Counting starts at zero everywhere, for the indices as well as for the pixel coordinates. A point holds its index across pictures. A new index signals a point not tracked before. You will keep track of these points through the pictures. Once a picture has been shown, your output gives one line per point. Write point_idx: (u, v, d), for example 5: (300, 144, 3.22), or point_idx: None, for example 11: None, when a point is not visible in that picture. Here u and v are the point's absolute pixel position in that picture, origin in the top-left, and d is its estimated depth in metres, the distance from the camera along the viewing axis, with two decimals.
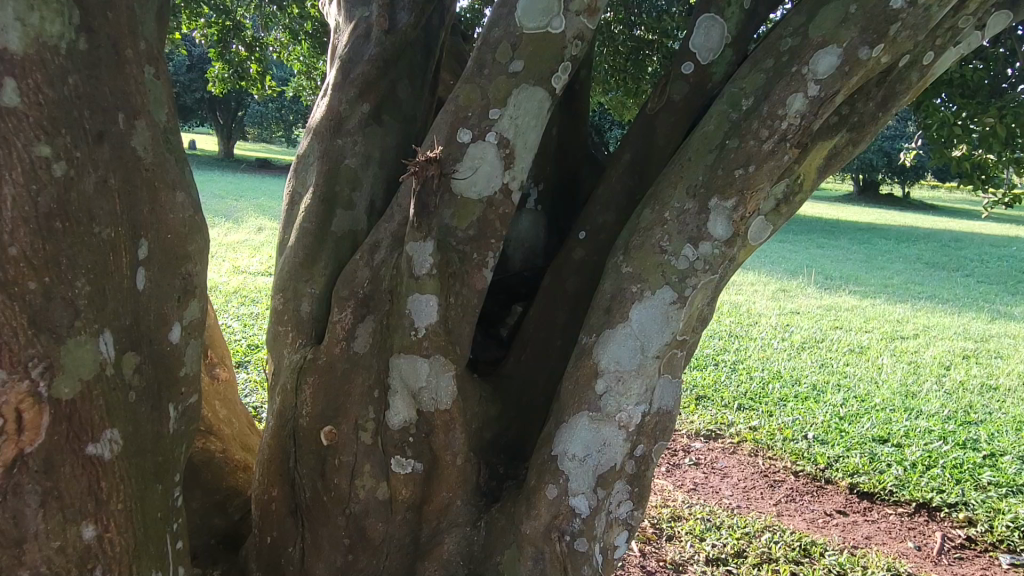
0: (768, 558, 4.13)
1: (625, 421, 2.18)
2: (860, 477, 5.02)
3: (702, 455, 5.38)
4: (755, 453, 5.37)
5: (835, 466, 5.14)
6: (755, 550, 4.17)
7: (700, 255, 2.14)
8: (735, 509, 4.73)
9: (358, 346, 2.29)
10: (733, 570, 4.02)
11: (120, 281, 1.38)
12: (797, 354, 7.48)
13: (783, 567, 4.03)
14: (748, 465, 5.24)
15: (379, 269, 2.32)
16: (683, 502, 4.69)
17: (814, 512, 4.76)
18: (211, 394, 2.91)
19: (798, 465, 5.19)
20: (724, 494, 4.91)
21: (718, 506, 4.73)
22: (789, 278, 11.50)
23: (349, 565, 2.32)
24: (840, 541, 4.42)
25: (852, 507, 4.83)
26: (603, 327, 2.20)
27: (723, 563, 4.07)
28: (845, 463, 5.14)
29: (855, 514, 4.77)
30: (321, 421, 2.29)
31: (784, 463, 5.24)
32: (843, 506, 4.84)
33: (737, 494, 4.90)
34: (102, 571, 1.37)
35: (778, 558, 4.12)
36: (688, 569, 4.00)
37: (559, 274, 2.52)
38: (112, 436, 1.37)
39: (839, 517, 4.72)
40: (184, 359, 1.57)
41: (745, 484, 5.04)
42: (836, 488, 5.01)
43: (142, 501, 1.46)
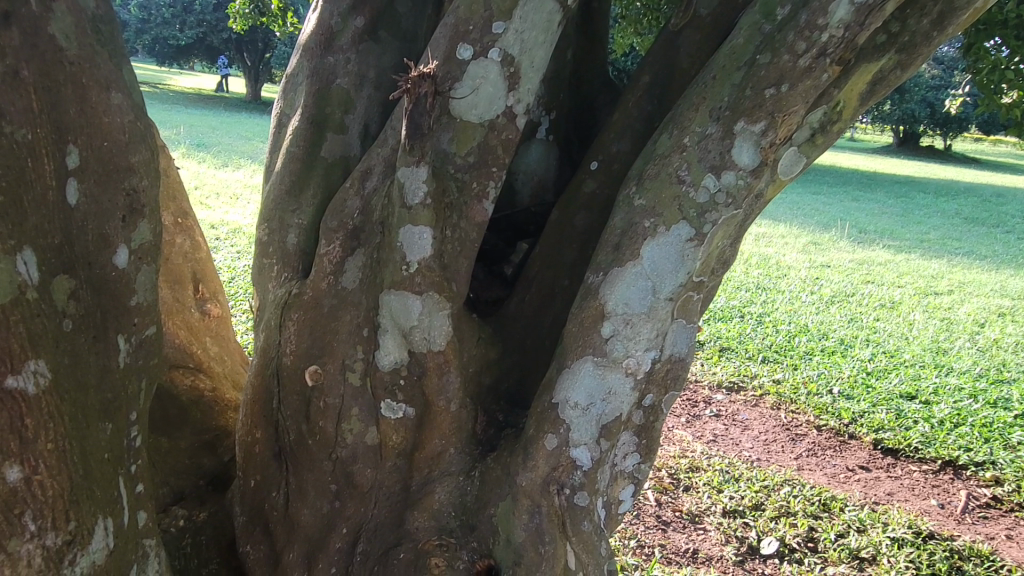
0: (786, 511, 3.98)
1: (632, 367, 2.00)
2: (885, 433, 4.81)
3: (723, 407, 5.20)
4: (777, 407, 5.17)
5: (859, 421, 4.93)
6: (773, 503, 4.01)
7: (722, 187, 1.91)
8: (754, 462, 4.58)
9: (347, 281, 2.12)
10: (750, 523, 3.88)
11: (44, 191, 1.21)
12: (825, 308, 7.19)
13: (801, 521, 3.87)
14: (770, 418, 5.06)
15: (371, 198, 2.14)
16: (701, 454, 4.54)
17: (835, 467, 4.58)
18: (202, 331, 2.79)
19: (821, 419, 4.99)
20: (744, 447, 4.74)
21: (737, 458, 4.57)
22: (822, 230, 11.12)
23: (336, 512, 2.18)
24: (861, 497, 4.27)
25: (875, 463, 4.64)
26: (610, 265, 2.00)
27: (739, 515, 3.94)
28: (869, 419, 4.94)
29: (878, 469, 4.59)
30: (306, 361, 2.14)
31: (807, 417, 5.04)
32: (866, 462, 4.65)
33: (757, 447, 4.74)
34: (33, 517, 1.23)
35: (796, 512, 3.96)
36: (704, 521, 3.89)
37: (568, 208, 2.31)
38: (38, 368, 1.21)
39: (860, 472, 4.54)
40: (134, 287, 1.41)
41: (767, 436, 4.87)
42: (859, 443, 4.82)
43: (84, 440, 1.32)
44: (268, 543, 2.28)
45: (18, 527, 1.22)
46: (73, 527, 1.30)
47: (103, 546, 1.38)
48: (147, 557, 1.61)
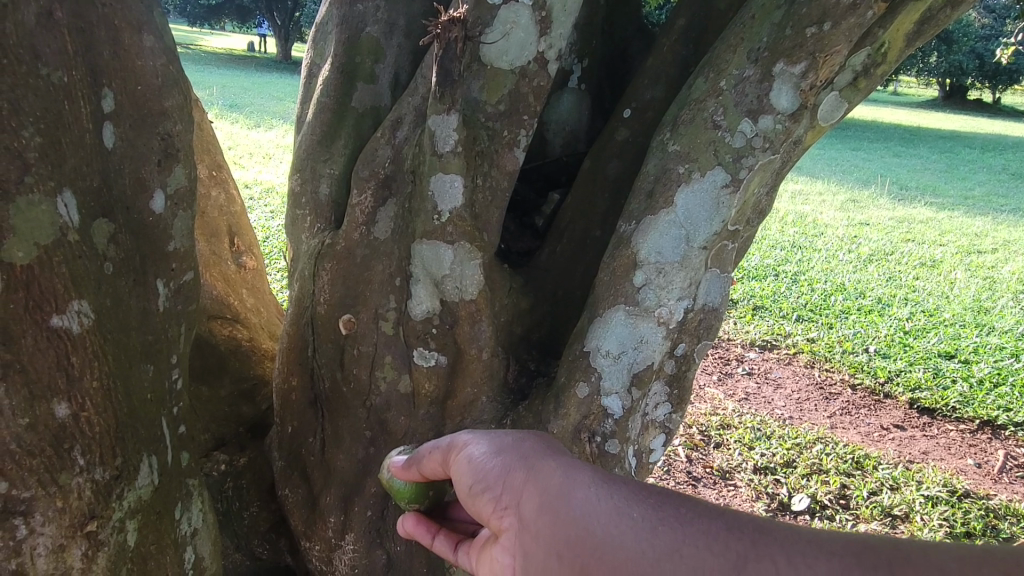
0: (818, 468, 3.97)
1: (664, 317, 1.99)
2: (922, 392, 4.75)
3: (756, 365, 5.15)
4: (811, 365, 5.12)
5: (895, 380, 4.86)
6: (806, 460, 4.01)
7: (759, 131, 1.86)
8: (787, 420, 4.56)
9: (379, 231, 2.13)
10: (782, 479, 3.88)
11: (82, 134, 1.23)
12: (863, 267, 7.04)
13: (833, 478, 3.86)
14: (803, 377, 5.01)
15: (402, 147, 2.13)
16: (733, 411, 4.53)
17: (869, 425, 4.53)
18: (237, 283, 2.83)
19: (856, 378, 4.93)
20: (776, 405, 4.72)
21: (769, 416, 4.55)
22: (861, 188, 10.83)
23: (371, 458, 2.18)
24: (895, 455, 4.24)
25: (911, 422, 4.59)
26: (643, 213, 1.97)
27: (771, 472, 3.94)
28: (906, 378, 4.87)
29: (913, 429, 4.53)
30: (340, 310, 2.16)
31: (842, 376, 4.98)
32: (901, 421, 4.59)
33: (790, 405, 4.71)
34: (82, 452, 1.28)
35: (829, 469, 3.95)
36: (735, 477, 3.90)
37: (600, 156, 2.29)
38: (82, 309, 1.24)
39: (895, 431, 4.49)
40: (171, 232, 1.43)
41: (799, 395, 4.83)
42: (894, 403, 4.75)
43: (127, 381, 1.35)
44: (306, 487, 2.27)
45: (69, 461, 1.26)
46: (120, 463, 1.35)
47: (149, 482, 1.43)
48: (190, 496, 1.68)
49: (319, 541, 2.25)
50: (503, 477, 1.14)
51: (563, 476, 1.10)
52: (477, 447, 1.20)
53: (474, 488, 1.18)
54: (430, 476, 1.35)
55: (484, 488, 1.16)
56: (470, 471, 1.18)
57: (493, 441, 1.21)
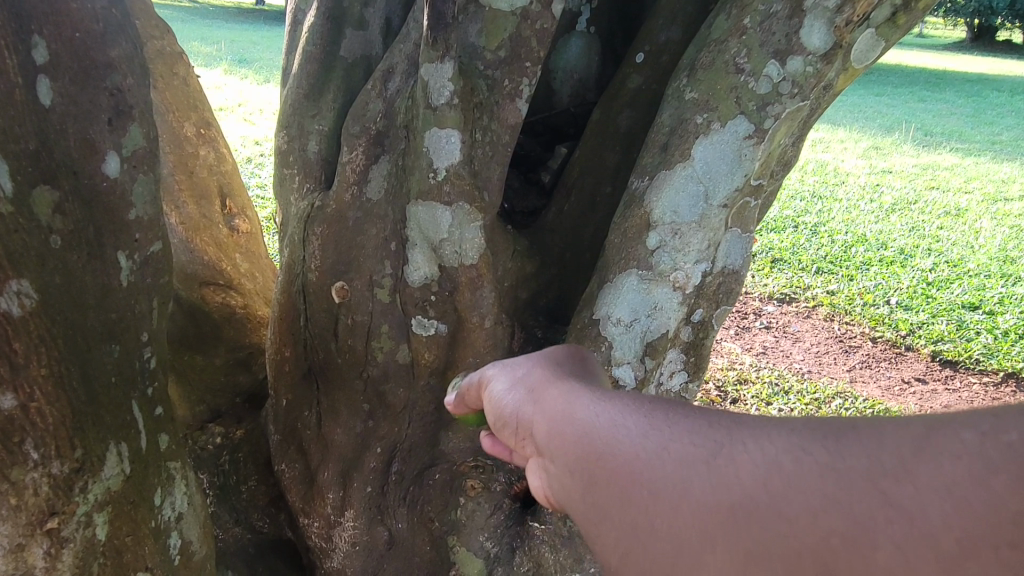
0: None
1: (681, 281, 1.83)
2: (944, 345, 4.59)
3: (774, 319, 4.98)
4: (830, 318, 4.94)
5: (917, 333, 4.70)
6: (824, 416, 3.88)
7: (786, 75, 1.67)
8: (804, 374, 4.41)
9: (372, 192, 1.98)
10: None
11: (8, 89, 1.08)
12: (886, 216, 6.80)
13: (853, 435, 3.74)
14: (823, 330, 4.84)
15: (394, 100, 1.96)
16: (749, 367, 4.39)
17: (890, 379, 4.38)
18: (231, 248, 2.69)
19: (877, 330, 4.76)
20: (794, 359, 4.56)
21: (787, 371, 4.41)
22: (884, 134, 10.45)
23: (369, 432, 2.07)
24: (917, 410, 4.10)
25: (933, 375, 4.44)
26: (657, 168, 1.79)
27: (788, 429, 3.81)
28: (928, 330, 4.70)
29: (935, 382, 4.38)
30: (332, 277, 2.01)
31: (862, 329, 4.81)
32: (923, 374, 4.44)
33: (808, 359, 4.56)
34: (34, 445, 1.17)
35: None
36: None
37: (610, 106, 2.10)
38: (22, 289, 1.12)
39: (917, 385, 4.34)
40: (130, 200, 1.29)
41: (818, 349, 4.67)
42: (915, 355, 4.59)
43: (86, 365, 1.24)
44: (304, 461, 2.17)
45: (20, 455, 1.16)
46: (81, 455, 1.23)
47: (118, 472, 1.32)
48: (171, 479, 1.58)
49: (318, 518, 2.15)
50: (516, 410, 1.10)
51: (565, 399, 1.02)
52: (497, 384, 1.18)
53: (499, 425, 1.15)
54: (476, 407, 1.31)
55: (502, 422, 1.14)
56: (493, 408, 1.17)
57: (509, 374, 1.18)
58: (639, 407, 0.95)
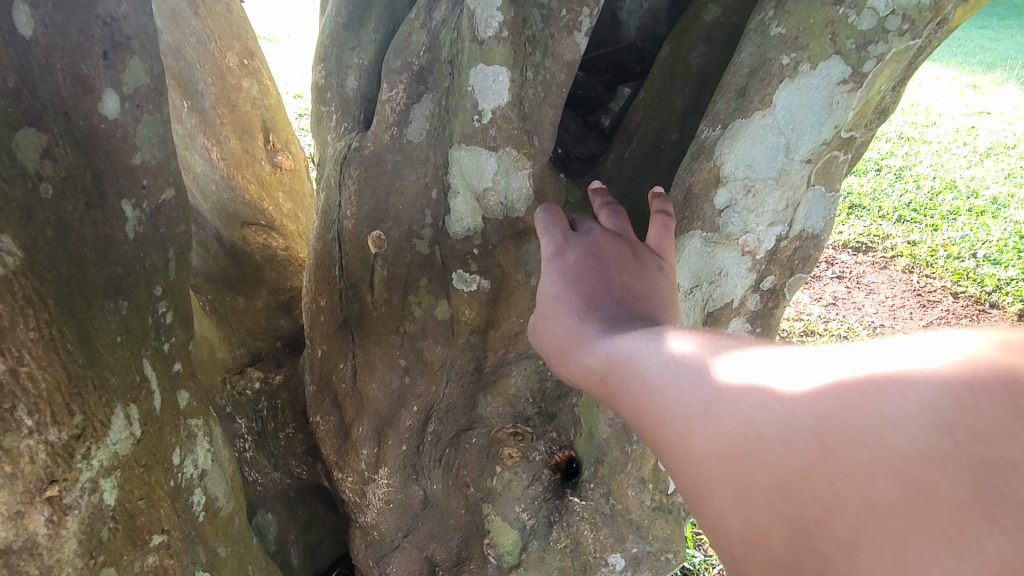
0: None
1: (751, 245, 1.64)
2: None
3: (847, 268, 4.93)
4: (909, 270, 4.87)
5: (1004, 290, 4.64)
6: None
7: (897, 7, 1.40)
8: (875, 326, 4.41)
9: (413, 133, 1.80)
10: None
11: None
12: (979, 161, 6.32)
13: None
14: (900, 283, 4.78)
15: (439, 31, 1.77)
16: (817, 318, 4.35)
17: None
18: (274, 185, 2.58)
19: (959, 286, 4.71)
20: (867, 313, 4.55)
21: (858, 323, 4.39)
22: (985, 69, 9.65)
23: (406, 388, 1.96)
24: None
25: None
26: (733, 115, 1.55)
27: None
28: (1016, 288, 4.64)
29: None
30: (368, 226, 1.86)
31: (943, 283, 4.76)
32: None
33: (882, 313, 4.54)
34: (28, 411, 1.05)
35: None
36: None
37: (681, 42, 1.87)
38: (5, 246, 0.97)
39: None
40: (134, 142, 1.17)
41: (893, 302, 4.63)
42: (1000, 313, 4.54)
43: (83, 324, 1.13)
44: (338, 415, 2.08)
45: (12, 422, 1.04)
46: (81, 421, 1.13)
47: (127, 435, 1.24)
48: (192, 436, 1.50)
49: (352, 473, 2.08)
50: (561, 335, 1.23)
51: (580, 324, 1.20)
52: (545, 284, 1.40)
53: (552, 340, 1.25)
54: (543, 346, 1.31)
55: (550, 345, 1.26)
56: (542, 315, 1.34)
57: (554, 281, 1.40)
58: (650, 332, 1.02)
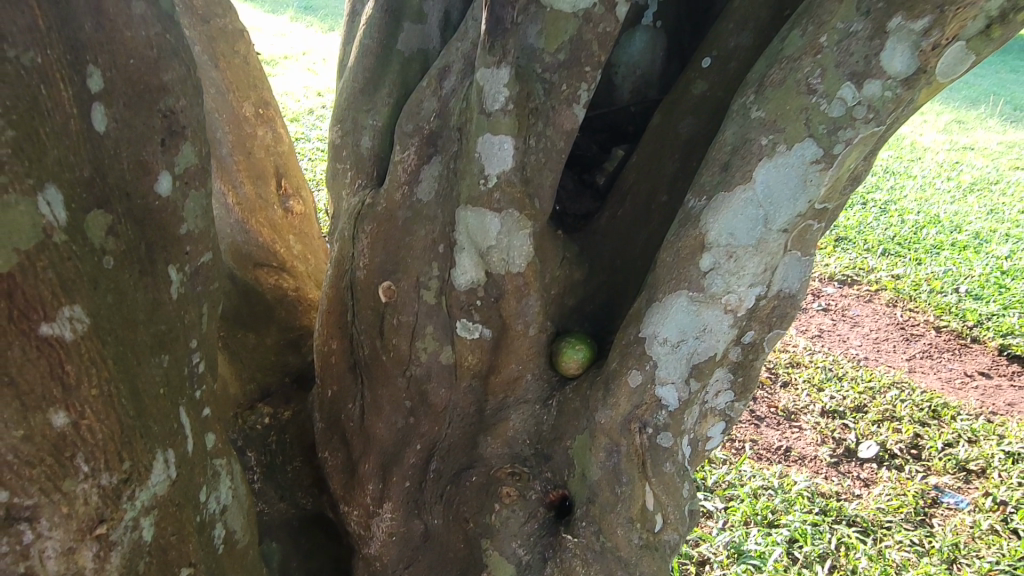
0: (891, 415, 3.96)
1: (733, 304, 1.78)
2: (1015, 338, 4.64)
3: (832, 301, 5.12)
4: (893, 303, 5.05)
5: (985, 324, 4.76)
6: (878, 406, 3.99)
7: (862, 99, 1.57)
8: (861, 360, 4.56)
9: (423, 193, 1.96)
10: (850, 425, 3.91)
11: (64, 120, 1.06)
12: (963, 197, 6.53)
13: (906, 427, 3.86)
14: (884, 316, 4.96)
15: (449, 100, 1.93)
16: (803, 349, 4.52)
17: (952, 371, 4.50)
18: (285, 229, 2.73)
19: (942, 319, 4.85)
20: (851, 345, 4.71)
21: (843, 356, 4.56)
22: (970, 105, 9.92)
23: (410, 429, 2.10)
24: (978, 405, 4.22)
25: (998, 371, 4.54)
26: (715, 189, 1.72)
27: (839, 416, 3.96)
28: (998, 322, 4.75)
29: (1000, 377, 4.49)
30: (379, 276, 2.01)
31: (926, 317, 4.92)
32: (988, 368, 4.55)
33: (866, 346, 4.70)
34: (85, 459, 1.18)
35: (902, 417, 3.94)
36: (800, 419, 3.96)
37: (672, 112, 2.03)
38: (75, 314, 1.11)
39: (980, 380, 4.45)
40: (182, 215, 1.31)
41: (878, 335, 4.80)
42: (983, 348, 4.70)
43: (134, 378, 1.25)
44: (346, 451, 2.22)
45: (72, 468, 1.17)
46: (129, 466, 1.26)
47: (165, 477, 1.36)
48: (216, 475, 1.62)
49: (358, 507, 2.21)
50: None
51: None
52: None
53: None
54: None
55: None
56: None
57: None
58: None
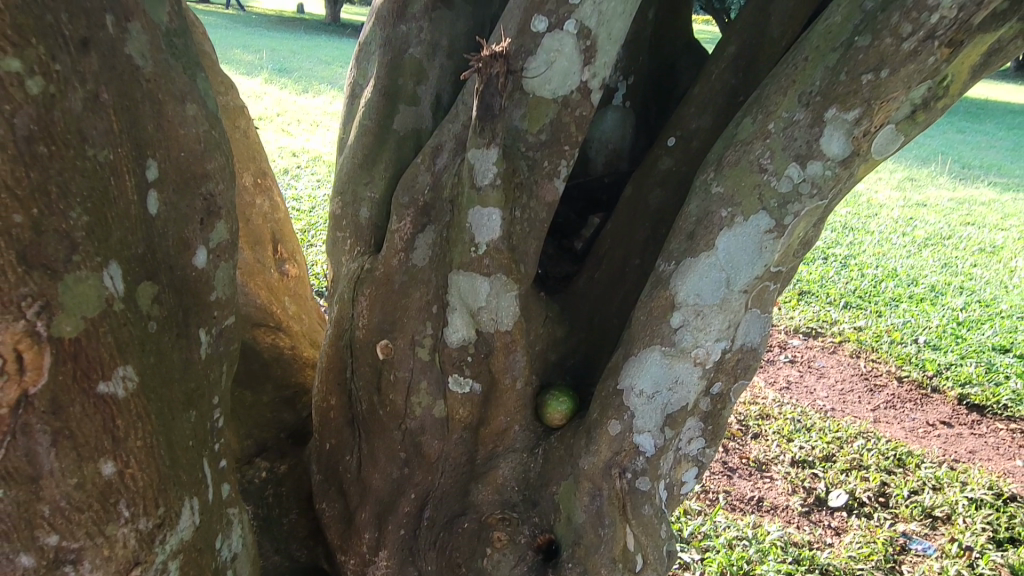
0: (858, 464, 4.16)
1: (701, 357, 1.98)
2: (972, 388, 4.90)
3: (798, 353, 5.35)
4: (857, 354, 5.29)
5: (944, 374, 5.00)
6: (846, 456, 4.19)
7: (807, 177, 1.80)
8: (828, 411, 4.76)
9: (418, 258, 2.14)
10: (820, 474, 4.09)
11: (126, 207, 1.25)
12: (917, 252, 6.90)
13: (873, 475, 4.05)
14: (848, 366, 5.19)
15: (441, 174, 2.13)
16: (772, 401, 4.72)
17: (915, 421, 4.71)
18: (281, 291, 2.88)
19: (903, 370, 5.08)
20: (818, 396, 4.92)
21: (810, 407, 4.76)
22: (920, 164, 10.49)
23: (405, 478, 2.24)
24: (940, 454, 4.42)
25: (959, 419, 4.75)
26: (682, 255, 1.93)
27: (808, 466, 4.15)
28: (956, 372, 5.01)
29: (961, 426, 4.70)
30: (377, 335, 2.18)
31: (889, 367, 5.14)
32: (949, 417, 4.75)
33: (833, 397, 4.91)
34: (126, 505, 1.31)
35: (869, 465, 4.14)
36: (770, 470, 4.13)
37: (642, 184, 2.26)
38: (127, 373, 1.26)
39: (942, 429, 4.65)
40: (213, 283, 1.47)
41: (843, 386, 5.02)
42: (942, 398, 4.90)
43: (169, 431, 1.39)
44: (343, 501, 2.35)
45: (114, 513, 1.30)
46: (162, 512, 1.38)
47: (190, 523, 1.48)
48: (229, 524, 1.74)
49: (354, 556, 2.32)
50: None
51: None
52: None
53: None
54: None
55: None
56: None
57: None
58: None
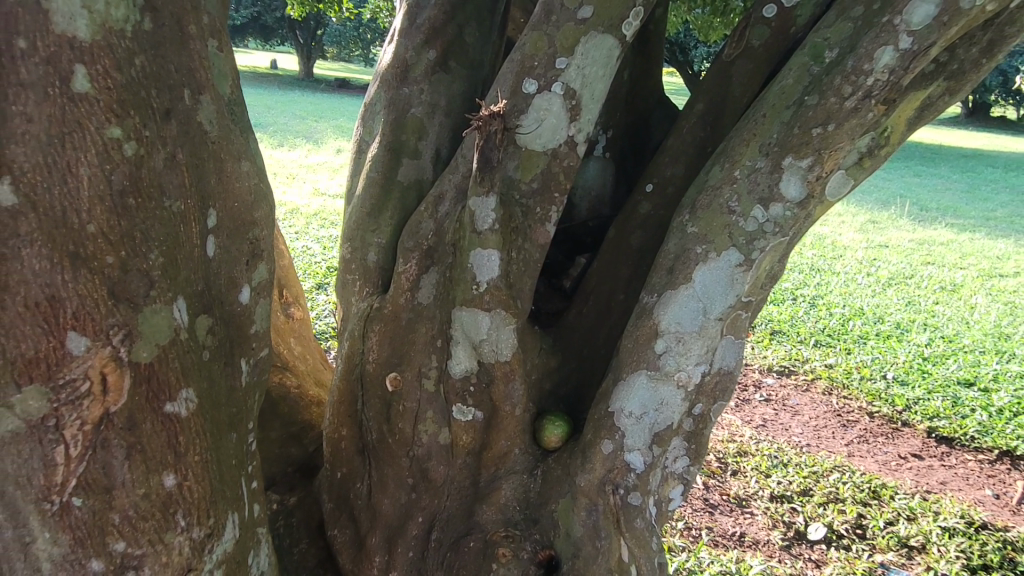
0: (835, 497, 4.37)
1: (683, 380, 2.18)
2: (940, 421, 5.12)
3: (774, 391, 5.59)
4: (828, 393, 5.54)
5: (913, 408, 5.26)
6: (823, 490, 4.40)
7: (770, 218, 2.05)
8: (804, 447, 4.97)
9: (423, 297, 2.34)
10: (798, 508, 4.28)
11: (191, 249, 1.53)
12: (882, 291, 7.25)
13: (850, 507, 4.26)
14: (821, 404, 5.44)
15: (443, 221, 2.35)
16: (750, 438, 4.94)
17: (887, 454, 4.92)
18: (287, 333, 3.08)
19: (873, 406, 5.34)
20: (794, 432, 5.14)
21: (787, 443, 4.97)
22: (880, 207, 10.99)
23: (412, 503, 2.41)
24: (913, 485, 4.61)
25: (929, 452, 4.96)
26: (664, 288, 2.17)
27: (787, 500, 4.34)
28: (924, 407, 5.25)
29: (931, 458, 4.90)
30: (387, 368, 2.37)
31: (860, 404, 5.39)
32: (920, 450, 4.97)
33: (807, 433, 5.13)
34: (184, 515, 1.50)
35: (846, 498, 4.35)
36: (750, 505, 4.32)
37: (624, 226, 2.50)
38: (188, 396, 1.50)
39: (913, 461, 4.87)
40: (253, 318, 1.73)
41: (817, 422, 5.26)
42: (912, 431, 5.14)
43: (217, 450, 1.60)
44: (354, 527, 2.50)
45: (173, 522, 1.48)
46: (212, 522, 1.56)
47: (232, 536, 1.64)
48: (258, 543, 1.88)
49: None
50: None
51: None
52: None
53: None
54: None
55: None
56: None
57: None
58: None
